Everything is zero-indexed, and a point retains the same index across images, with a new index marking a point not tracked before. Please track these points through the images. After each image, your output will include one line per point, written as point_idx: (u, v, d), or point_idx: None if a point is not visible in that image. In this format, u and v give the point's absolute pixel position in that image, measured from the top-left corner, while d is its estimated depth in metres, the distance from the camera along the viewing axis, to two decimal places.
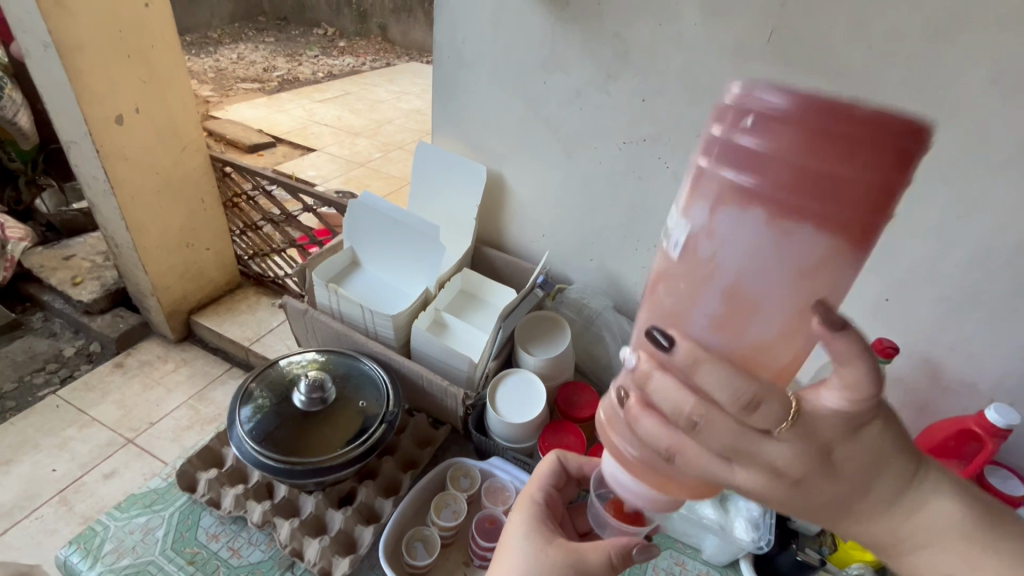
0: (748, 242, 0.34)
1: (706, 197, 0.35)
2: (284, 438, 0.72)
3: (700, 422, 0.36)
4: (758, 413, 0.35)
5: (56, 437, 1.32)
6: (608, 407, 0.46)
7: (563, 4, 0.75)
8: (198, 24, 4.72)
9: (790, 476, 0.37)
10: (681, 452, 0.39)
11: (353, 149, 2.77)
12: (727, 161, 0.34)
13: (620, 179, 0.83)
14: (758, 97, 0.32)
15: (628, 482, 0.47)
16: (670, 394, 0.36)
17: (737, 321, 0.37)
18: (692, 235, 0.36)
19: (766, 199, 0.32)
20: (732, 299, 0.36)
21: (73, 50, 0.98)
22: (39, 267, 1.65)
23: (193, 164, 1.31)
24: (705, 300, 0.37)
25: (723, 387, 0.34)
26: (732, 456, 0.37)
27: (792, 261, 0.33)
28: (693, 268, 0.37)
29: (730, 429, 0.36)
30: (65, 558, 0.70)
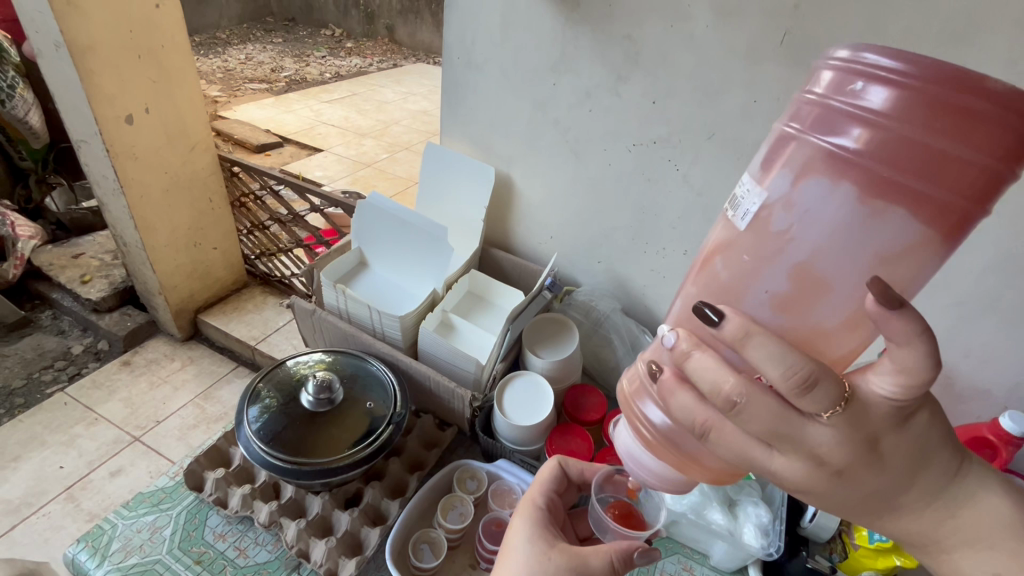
0: (831, 214, 0.35)
1: (794, 165, 0.37)
2: (292, 438, 0.72)
3: (741, 403, 0.35)
4: (810, 395, 0.33)
5: (64, 434, 1.33)
6: (635, 377, 0.48)
7: (573, 5, 0.74)
8: (207, 25, 4.74)
9: (834, 466, 0.36)
10: (715, 431, 0.38)
11: (360, 150, 2.78)
12: (825, 132, 0.35)
13: (629, 181, 0.83)
14: (872, 65, 0.33)
15: (646, 460, 0.48)
16: (710, 371, 0.36)
17: (803, 299, 0.39)
18: (769, 204, 0.38)
19: (858, 170, 0.34)
20: (801, 276, 0.38)
21: (85, 50, 0.99)
22: (48, 265, 1.67)
23: (202, 164, 1.31)
24: (771, 274, 0.39)
25: (772, 364, 0.33)
26: (772, 441, 0.36)
27: (871, 243, 0.35)
28: (764, 239, 0.39)
29: (773, 411, 0.35)
30: (73, 556, 0.70)
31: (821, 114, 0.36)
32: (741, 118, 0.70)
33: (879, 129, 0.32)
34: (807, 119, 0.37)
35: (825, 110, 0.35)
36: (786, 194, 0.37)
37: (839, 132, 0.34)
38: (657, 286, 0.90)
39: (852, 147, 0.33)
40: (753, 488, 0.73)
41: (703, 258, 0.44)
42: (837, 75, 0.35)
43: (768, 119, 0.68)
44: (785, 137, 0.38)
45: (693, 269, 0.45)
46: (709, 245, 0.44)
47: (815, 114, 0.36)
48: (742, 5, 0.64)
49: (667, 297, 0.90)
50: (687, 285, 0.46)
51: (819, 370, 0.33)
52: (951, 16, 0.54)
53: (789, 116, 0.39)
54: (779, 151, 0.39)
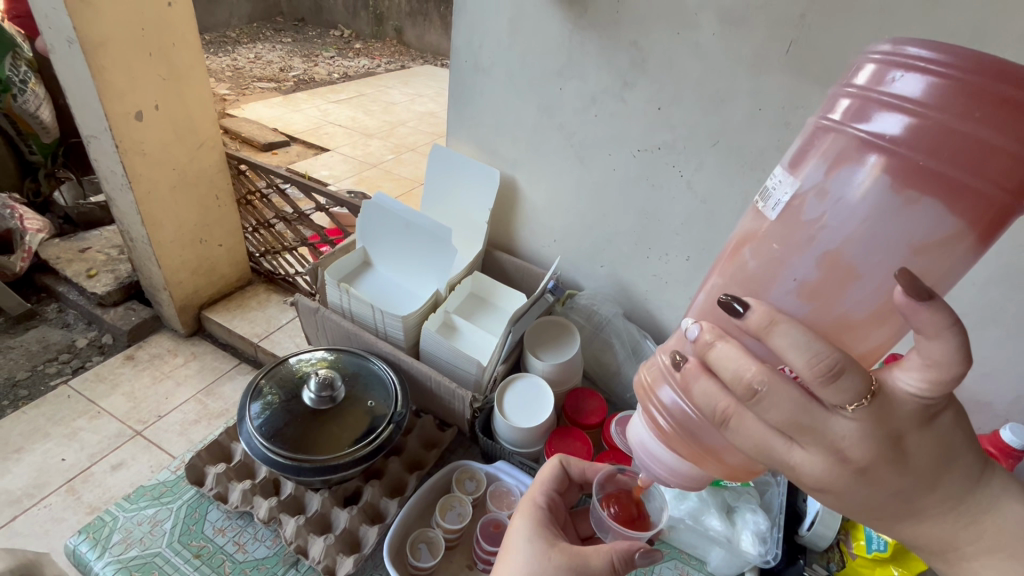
0: (863, 203, 0.36)
1: (828, 155, 0.38)
2: (295, 434, 0.73)
3: (762, 391, 0.35)
4: (836, 385, 0.32)
5: (66, 427, 1.34)
6: (655, 370, 0.49)
7: (581, 11, 0.75)
8: (217, 25, 4.78)
9: (856, 462, 0.35)
10: (734, 420, 0.39)
11: (366, 150, 2.79)
12: (862, 121, 0.36)
13: (633, 186, 0.83)
14: (915, 57, 0.34)
15: (662, 455, 0.49)
16: (733, 361, 0.36)
17: (832, 288, 0.39)
18: (801, 193, 0.39)
19: (894, 159, 0.34)
20: (830, 264, 0.39)
21: (97, 47, 1.00)
22: (55, 259, 1.68)
23: (209, 161, 1.33)
24: (800, 263, 0.40)
25: (798, 352, 0.33)
26: (792, 432, 0.36)
27: (902, 233, 0.35)
28: (794, 228, 0.40)
29: (795, 402, 0.35)
30: (74, 547, 0.71)
31: (860, 104, 0.36)
32: (746, 126, 0.70)
33: (918, 118, 0.33)
34: (844, 109, 0.37)
35: (864, 100, 0.36)
36: (820, 183, 0.38)
37: (877, 122, 0.35)
38: (660, 292, 0.91)
39: (888, 136, 0.34)
40: (751, 495, 0.73)
41: (732, 247, 0.45)
42: (877, 67, 0.36)
43: (773, 128, 0.68)
44: (822, 127, 0.39)
45: (722, 259, 0.46)
46: (738, 235, 0.45)
47: (853, 104, 0.37)
48: (748, 13, 0.64)
49: (670, 302, 0.90)
50: (713, 277, 0.47)
51: (846, 359, 0.32)
52: (955, 30, 0.55)
53: (826, 108, 0.40)
54: (815, 141, 0.40)
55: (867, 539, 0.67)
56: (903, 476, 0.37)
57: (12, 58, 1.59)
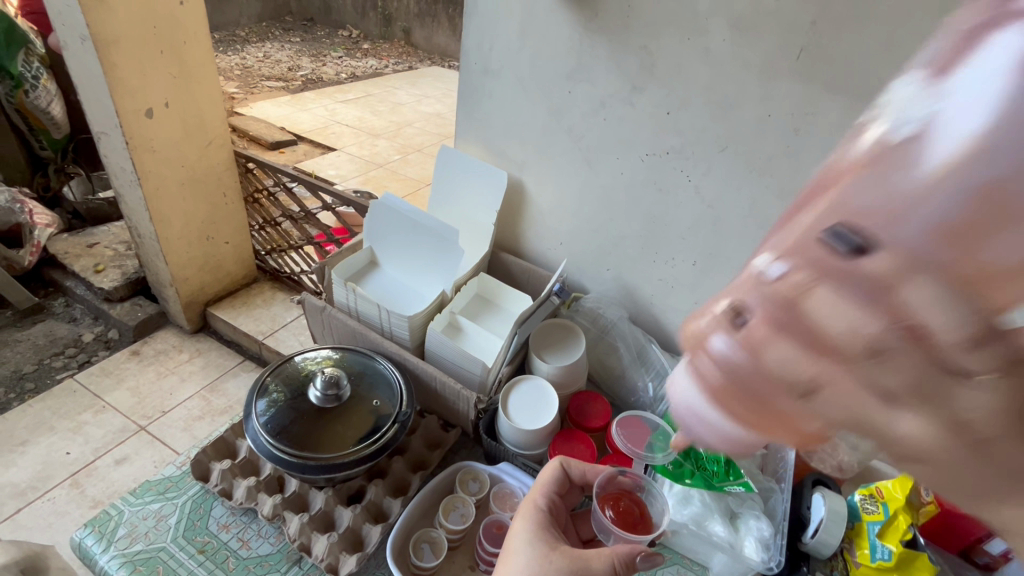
0: None
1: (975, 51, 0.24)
2: (300, 432, 0.73)
3: (891, 348, 0.25)
4: (984, 351, 0.24)
5: (72, 421, 1.35)
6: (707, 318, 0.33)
7: (591, 14, 0.75)
8: (227, 23, 4.81)
9: (983, 436, 0.24)
10: (826, 385, 0.28)
11: (372, 150, 2.81)
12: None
13: (640, 190, 0.83)
14: None
15: (718, 425, 0.33)
16: (842, 311, 0.26)
17: (981, 235, 0.23)
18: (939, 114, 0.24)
19: None
20: (990, 199, 0.23)
21: (110, 44, 1.01)
22: (63, 253, 1.70)
23: (218, 159, 1.34)
24: (938, 201, 0.23)
25: (937, 310, 0.24)
26: (904, 395, 0.26)
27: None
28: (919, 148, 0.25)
29: (921, 367, 0.25)
30: (80, 540, 0.71)
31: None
32: (754, 131, 0.70)
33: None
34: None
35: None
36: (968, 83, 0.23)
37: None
38: (665, 296, 0.91)
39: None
40: (755, 501, 0.72)
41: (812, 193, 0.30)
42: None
43: (782, 133, 0.68)
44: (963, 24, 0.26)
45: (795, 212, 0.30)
46: (830, 169, 0.29)
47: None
48: (758, 19, 0.64)
49: (675, 307, 0.90)
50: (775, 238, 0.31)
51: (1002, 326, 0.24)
52: None
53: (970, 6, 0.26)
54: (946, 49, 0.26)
55: (871, 547, 0.68)
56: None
57: (25, 54, 1.60)
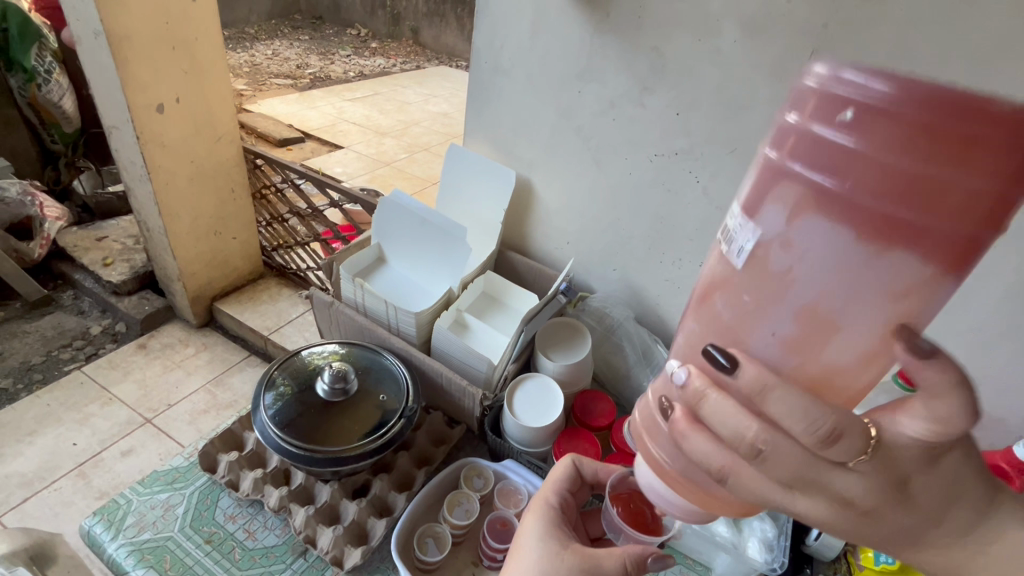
0: (831, 256, 0.32)
1: (783, 201, 0.33)
2: (307, 425, 0.74)
3: (765, 450, 0.34)
4: (837, 448, 0.32)
5: (79, 412, 1.36)
6: (648, 415, 0.45)
7: (602, 16, 0.76)
8: (238, 21, 4.84)
9: (862, 507, 0.35)
10: (734, 473, 0.36)
11: (379, 148, 2.82)
12: (804, 158, 0.32)
13: (648, 191, 0.84)
14: (847, 82, 0.30)
15: (666, 497, 0.46)
16: (731, 417, 0.34)
17: (813, 342, 0.35)
18: (765, 243, 0.34)
19: (853, 209, 0.30)
20: (808, 318, 0.34)
21: (122, 39, 1.02)
22: (73, 246, 1.71)
23: (227, 155, 1.35)
24: (776, 317, 0.35)
25: (796, 419, 0.32)
26: (795, 484, 0.35)
27: (882, 280, 0.31)
28: (764, 279, 0.35)
29: (798, 460, 0.33)
30: (89, 528, 0.72)
31: (799, 138, 0.32)
32: (763, 134, 0.70)
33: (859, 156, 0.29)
34: (782, 143, 0.33)
35: (800, 136, 0.32)
36: (781, 233, 0.33)
37: (817, 162, 0.31)
38: (671, 297, 0.91)
39: (837, 177, 0.30)
40: (759, 502, 0.73)
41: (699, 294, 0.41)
42: (812, 92, 0.32)
43: None
44: (763, 163, 0.35)
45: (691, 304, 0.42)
46: (702, 283, 0.41)
47: (790, 138, 0.33)
48: (770, 23, 0.64)
49: (682, 308, 0.90)
50: (687, 321, 0.43)
51: (846, 422, 0.32)
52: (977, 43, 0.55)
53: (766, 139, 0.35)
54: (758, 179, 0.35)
55: (875, 550, 0.67)
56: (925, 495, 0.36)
57: (39, 48, 1.62)
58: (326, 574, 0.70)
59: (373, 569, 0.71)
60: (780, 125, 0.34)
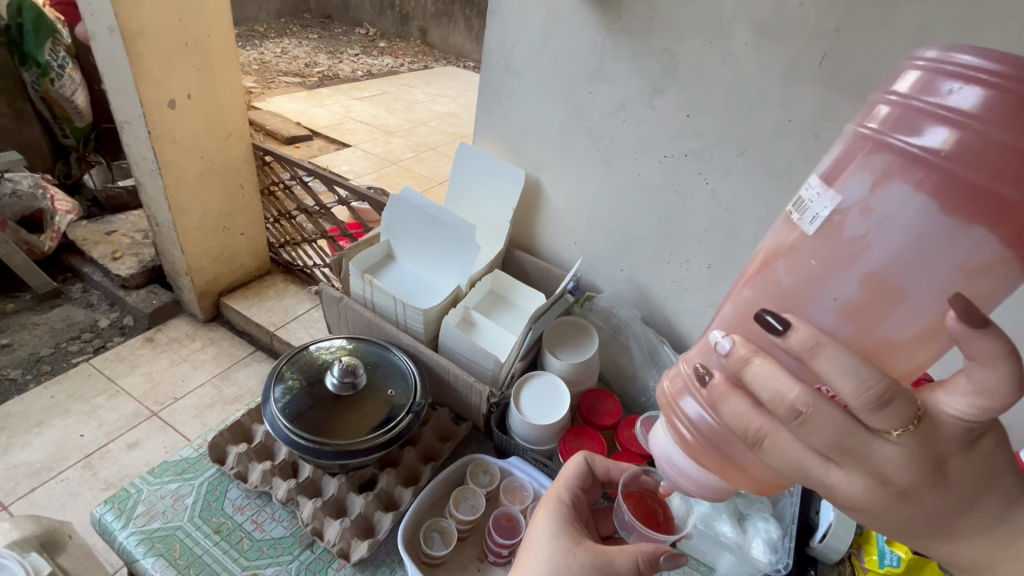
0: (912, 224, 0.37)
1: (872, 171, 0.38)
2: (315, 418, 0.74)
3: (807, 413, 0.34)
4: (885, 412, 0.33)
5: (87, 404, 1.38)
6: (676, 380, 0.50)
7: (615, 17, 0.76)
8: (248, 18, 4.86)
9: (899, 485, 0.35)
10: (769, 438, 0.38)
11: (386, 147, 2.83)
12: (902, 131, 0.37)
13: (657, 192, 0.84)
14: (957, 61, 0.35)
15: (685, 466, 0.50)
16: (773, 381, 0.35)
17: (874, 312, 0.40)
18: (845, 209, 0.39)
19: (942, 177, 0.35)
20: (874, 286, 0.39)
21: (137, 35, 1.03)
22: (82, 240, 1.73)
23: (237, 151, 1.36)
24: (841, 281, 0.40)
25: (846, 378, 0.32)
26: (834, 453, 0.35)
27: (958, 253, 0.36)
28: (837, 245, 0.40)
29: (842, 427, 0.34)
30: (100, 516, 0.73)
31: (900, 113, 0.37)
32: (773, 137, 0.70)
33: (961, 130, 0.34)
34: (883, 118, 0.38)
35: (902, 109, 0.37)
36: (864, 199, 0.38)
37: (917, 134, 0.36)
38: (678, 298, 0.91)
39: (938, 148, 0.35)
40: (763, 504, 0.74)
41: (759, 262, 0.46)
42: (920, 74, 0.37)
43: (802, 140, 0.69)
44: (859, 136, 0.40)
45: (748, 274, 0.47)
46: (764, 251, 0.46)
47: (893, 113, 0.38)
48: (783, 25, 0.64)
49: (689, 309, 0.91)
50: (740, 290, 0.47)
51: (894, 387, 0.32)
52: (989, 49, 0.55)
53: (864, 116, 0.41)
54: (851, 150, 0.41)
55: (880, 553, 0.68)
56: (941, 496, 0.36)
57: (52, 43, 1.64)
58: (332, 566, 0.71)
59: (379, 562, 0.72)
60: (885, 101, 0.39)
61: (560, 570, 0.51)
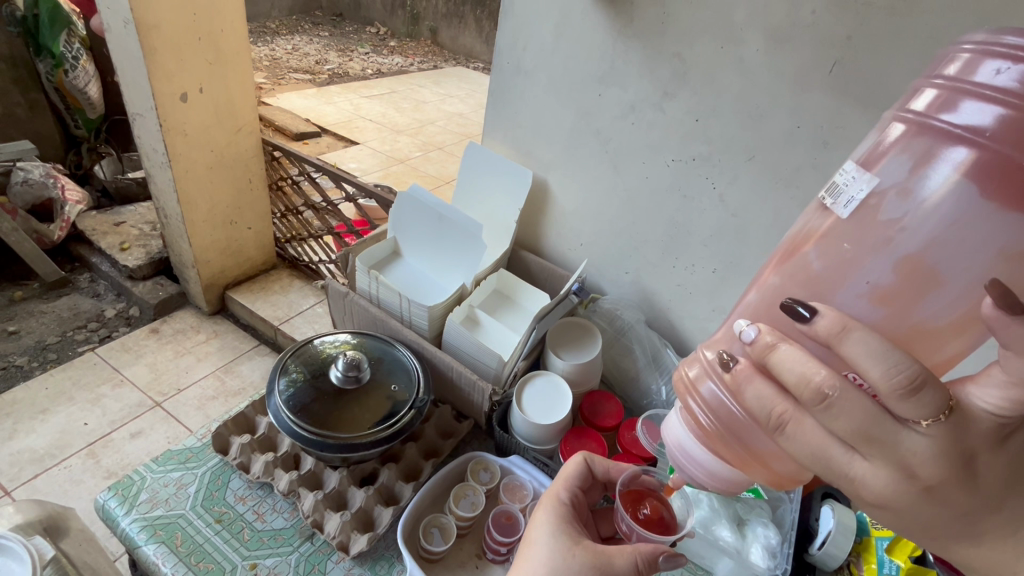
0: (950, 206, 0.37)
1: (911, 154, 0.40)
2: (320, 411, 0.75)
3: (833, 396, 0.35)
4: (915, 399, 0.32)
5: (91, 393, 1.39)
6: (696, 370, 0.50)
7: (627, 20, 0.77)
8: (259, 15, 4.89)
9: (924, 479, 0.35)
10: (792, 423, 0.38)
11: (395, 146, 2.85)
12: (946, 112, 0.38)
13: (665, 195, 0.84)
14: (1007, 43, 0.36)
15: (700, 456, 0.50)
16: (798, 362, 0.36)
17: (907, 297, 0.41)
18: (881, 190, 0.40)
19: (981, 157, 0.36)
20: (908, 269, 0.40)
21: (152, 29, 1.04)
22: (90, 230, 1.73)
23: (246, 145, 1.37)
24: (874, 266, 0.41)
25: (876, 364, 0.32)
26: (858, 443, 0.35)
27: (999, 237, 0.36)
28: (870, 228, 0.41)
29: (867, 414, 0.34)
30: (103, 502, 0.74)
31: (945, 94, 0.38)
32: (782, 143, 0.70)
33: (1009, 110, 0.34)
34: (930, 101, 0.39)
35: (949, 91, 0.38)
36: (901, 182, 0.40)
37: (961, 114, 0.37)
38: (683, 303, 0.91)
39: (981, 130, 0.35)
40: (763, 509, 0.73)
41: (790, 247, 0.47)
42: (970, 57, 0.38)
43: (811, 146, 0.68)
44: (902, 120, 0.41)
45: (779, 259, 0.48)
46: (795, 237, 0.47)
47: (939, 96, 0.38)
48: (795, 31, 0.65)
49: (693, 314, 0.91)
50: (769, 276, 0.48)
51: (925, 374, 0.32)
52: None
53: (910, 100, 0.42)
54: (894, 133, 0.42)
55: (879, 562, 0.68)
56: (950, 505, 0.36)
57: (66, 35, 1.65)
58: (332, 558, 0.72)
59: (378, 556, 0.73)
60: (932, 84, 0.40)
61: (559, 567, 0.52)
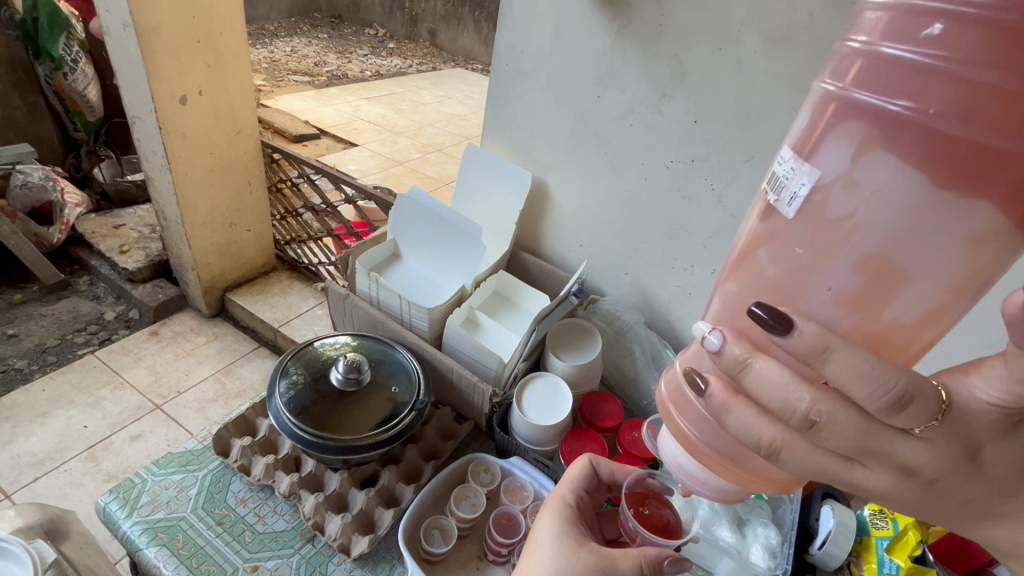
0: (903, 196, 0.32)
1: (850, 139, 0.34)
2: (320, 414, 0.75)
3: (820, 422, 0.34)
4: (905, 413, 0.32)
5: (90, 396, 1.38)
6: (675, 391, 0.49)
7: (625, 22, 0.77)
8: (258, 19, 4.90)
9: (926, 476, 0.35)
10: (786, 448, 0.37)
11: (394, 148, 2.85)
12: (870, 85, 0.33)
13: (664, 197, 0.84)
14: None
15: (699, 475, 0.50)
16: (780, 389, 0.35)
17: (875, 297, 0.36)
18: (825, 186, 0.35)
19: (928, 139, 0.31)
20: (873, 269, 0.35)
21: (151, 31, 1.04)
22: (90, 233, 1.72)
23: (245, 148, 1.36)
24: (835, 269, 0.36)
25: (861, 386, 0.32)
26: (857, 456, 0.35)
27: (962, 224, 0.32)
28: (822, 229, 0.36)
29: (860, 427, 0.34)
30: (104, 505, 0.74)
31: (866, 64, 0.33)
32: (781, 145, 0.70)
33: (944, 80, 0.30)
34: (850, 73, 0.35)
35: (870, 59, 0.33)
36: (845, 174, 0.34)
37: (889, 86, 0.32)
38: (682, 303, 0.92)
39: (923, 107, 0.31)
40: (763, 509, 0.74)
41: (741, 253, 0.43)
42: (881, 16, 0.33)
43: None
44: (824, 97, 0.36)
45: (732, 266, 0.44)
46: (745, 240, 0.43)
47: (864, 67, 0.33)
48: (793, 34, 0.65)
49: (692, 315, 0.91)
50: (726, 283, 0.44)
51: (914, 390, 0.32)
52: None
53: (826, 73, 0.37)
54: (822, 115, 0.36)
55: (879, 562, 0.68)
56: (953, 498, 0.36)
57: (66, 38, 1.65)
58: (333, 560, 0.72)
59: (379, 558, 0.73)
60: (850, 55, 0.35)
61: (563, 567, 0.52)
